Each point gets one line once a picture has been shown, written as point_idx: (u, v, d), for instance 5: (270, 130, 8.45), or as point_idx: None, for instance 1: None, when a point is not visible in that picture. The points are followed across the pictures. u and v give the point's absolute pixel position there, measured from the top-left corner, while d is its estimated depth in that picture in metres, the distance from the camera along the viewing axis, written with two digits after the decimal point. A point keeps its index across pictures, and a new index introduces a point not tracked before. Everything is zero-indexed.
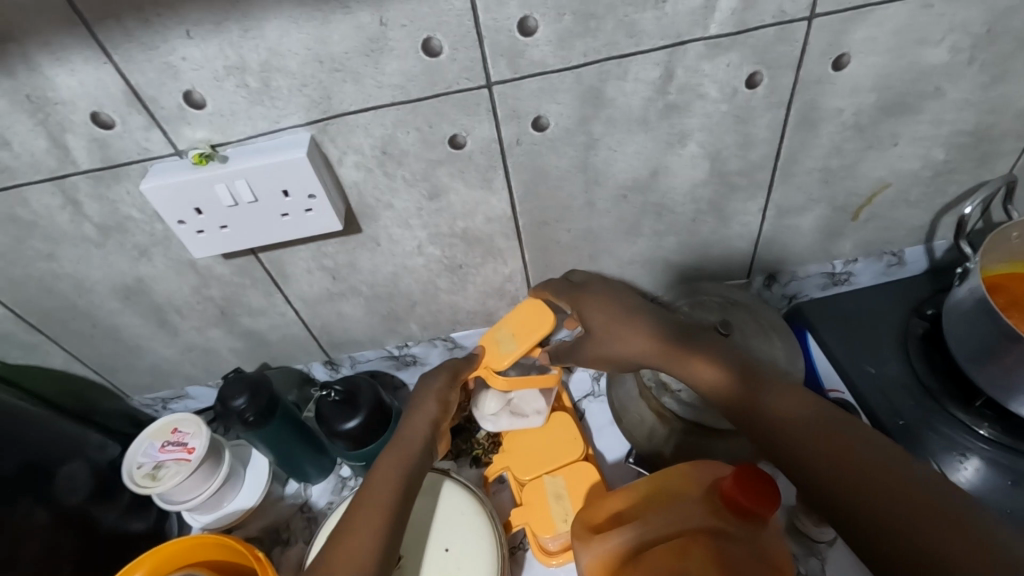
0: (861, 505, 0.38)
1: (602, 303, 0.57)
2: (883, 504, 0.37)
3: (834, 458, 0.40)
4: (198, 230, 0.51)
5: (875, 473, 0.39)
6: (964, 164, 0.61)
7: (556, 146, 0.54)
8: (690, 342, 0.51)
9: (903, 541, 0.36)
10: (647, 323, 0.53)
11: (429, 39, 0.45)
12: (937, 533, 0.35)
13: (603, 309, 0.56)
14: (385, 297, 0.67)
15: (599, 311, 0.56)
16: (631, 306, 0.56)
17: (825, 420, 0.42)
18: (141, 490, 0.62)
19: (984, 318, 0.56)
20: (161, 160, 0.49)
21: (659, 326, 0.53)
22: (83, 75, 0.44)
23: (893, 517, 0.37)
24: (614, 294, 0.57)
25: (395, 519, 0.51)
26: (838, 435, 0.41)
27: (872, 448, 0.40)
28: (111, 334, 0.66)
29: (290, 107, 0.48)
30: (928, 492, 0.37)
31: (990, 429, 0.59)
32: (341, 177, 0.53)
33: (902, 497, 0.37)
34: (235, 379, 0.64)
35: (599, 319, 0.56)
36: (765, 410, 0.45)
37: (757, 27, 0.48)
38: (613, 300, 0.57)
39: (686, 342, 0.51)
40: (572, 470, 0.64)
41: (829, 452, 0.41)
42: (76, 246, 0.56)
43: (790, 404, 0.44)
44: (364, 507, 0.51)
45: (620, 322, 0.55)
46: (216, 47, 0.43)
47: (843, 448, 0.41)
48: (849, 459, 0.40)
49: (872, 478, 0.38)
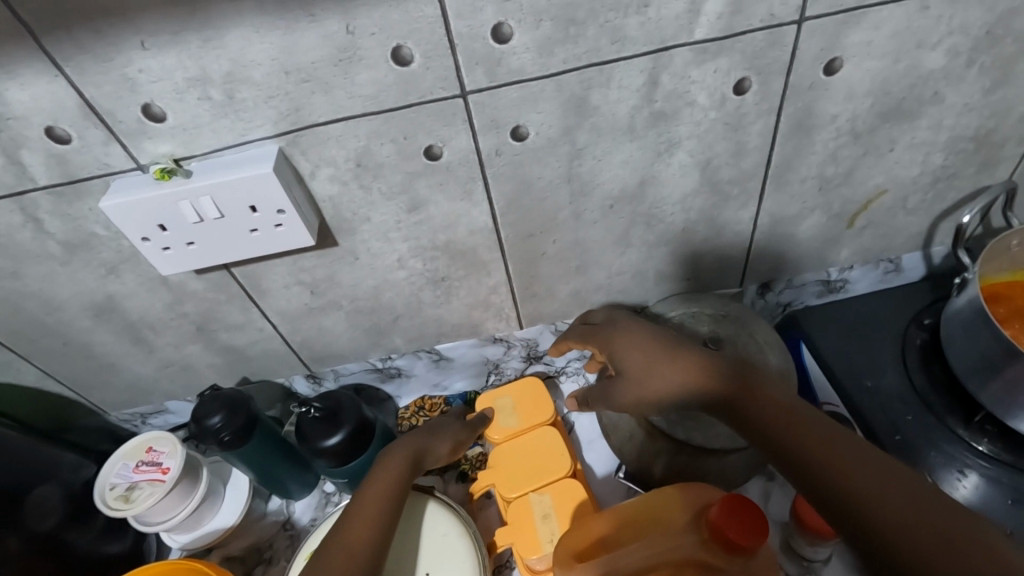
0: (865, 515, 0.38)
1: (624, 331, 0.55)
2: (887, 514, 0.37)
3: (838, 468, 0.40)
4: (164, 247, 0.49)
5: (879, 483, 0.38)
6: (964, 170, 0.59)
7: (539, 156, 0.51)
8: (735, 378, 0.47)
9: (906, 549, 0.36)
10: (683, 354, 0.50)
11: (400, 47, 0.43)
12: (939, 544, 0.35)
13: (629, 343, 0.54)
14: (366, 311, 0.64)
15: (630, 347, 0.53)
16: (660, 336, 0.52)
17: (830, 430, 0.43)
18: (113, 513, 0.60)
19: (984, 331, 0.54)
20: (123, 175, 0.47)
21: (697, 358, 0.49)
22: (34, 88, 0.41)
23: (897, 527, 0.36)
24: (637, 326, 0.55)
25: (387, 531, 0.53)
26: (841, 445, 0.41)
27: (875, 459, 0.40)
28: (84, 352, 0.63)
29: (257, 119, 0.45)
30: (931, 504, 0.37)
31: (989, 446, 0.58)
32: (314, 191, 0.51)
33: (906, 507, 0.37)
34: (212, 397, 0.62)
35: (631, 357, 0.53)
36: (788, 433, 0.43)
37: (746, 31, 0.45)
38: (637, 331, 0.54)
39: (728, 377, 0.47)
40: (560, 487, 0.62)
41: (835, 461, 0.40)
42: (40, 263, 0.53)
43: (799, 419, 0.44)
44: (364, 504, 0.54)
45: (646, 347, 0.52)
46: (174, 59, 0.41)
47: (844, 454, 0.41)
48: (852, 469, 0.40)
49: (876, 487, 0.38)
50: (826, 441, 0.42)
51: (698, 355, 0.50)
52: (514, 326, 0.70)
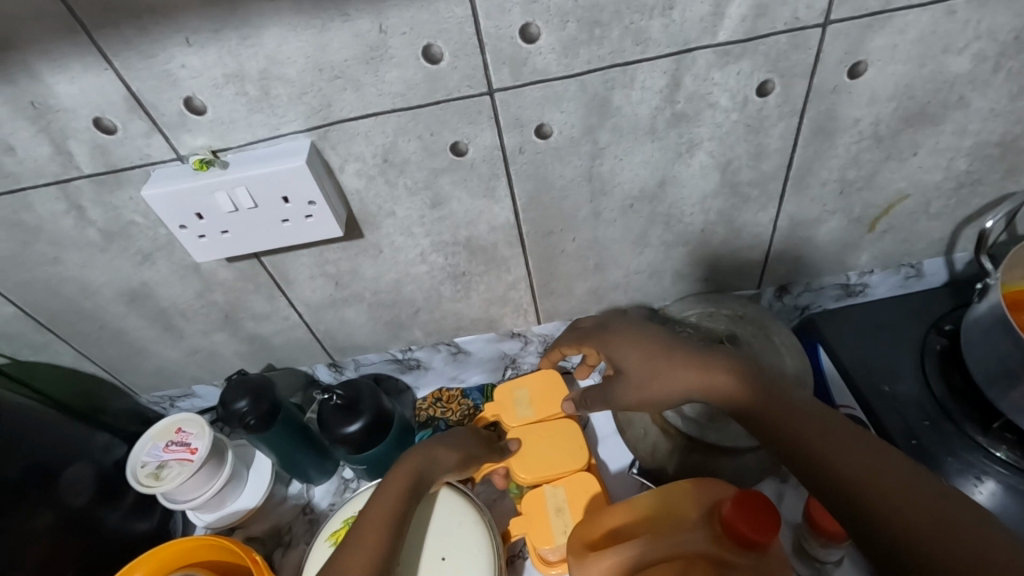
0: (865, 505, 0.39)
1: (621, 334, 0.56)
2: (887, 503, 0.38)
3: (839, 459, 0.41)
4: (199, 236, 0.51)
5: (878, 472, 0.40)
6: (989, 175, 0.59)
7: (560, 155, 0.53)
8: (731, 375, 0.48)
9: (908, 534, 0.37)
10: (679, 355, 0.50)
11: (429, 46, 0.44)
12: (935, 529, 0.36)
13: (627, 345, 0.54)
14: (387, 303, 0.66)
15: (629, 351, 0.54)
16: (656, 338, 0.53)
17: (830, 424, 0.44)
18: (144, 490, 0.62)
19: (1005, 338, 0.54)
20: (163, 165, 0.49)
21: (694, 358, 0.50)
22: (83, 82, 0.44)
23: (895, 515, 0.38)
24: (636, 327, 0.56)
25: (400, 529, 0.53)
26: (843, 437, 0.42)
27: (874, 449, 0.41)
28: (119, 336, 0.66)
29: (290, 115, 0.47)
30: (930, 493, 0.38)
31: (1007, 452, 0.57)
32: (342, 183, 0.53)
33: (904, 494, 0.38)
34: (238, 382, 0.64)
35: (629, 358, 0.54)
36: (790, 428, 0.44)
37: (769, 34, 0.46)
38: (634, 334, 0.55)
39: (723, 376, 0.48)
40: (575, 481, 0.63)
41: (836, 452, 0.42)
42: (80, 250, 0.56)
43: (800, 414, 0.45)
44: (376, 504, 0.54)
45: (645, 347, 0.53)
46: (214, 56, 0.43)
47: (844, 444, 0.42)
48: (853, 461, 0.41)
49: (876, 477, 0.39)
50: (825, 433, 0.43)
51: (695, 353, 0.50)
52: (532, 321, 0.71)
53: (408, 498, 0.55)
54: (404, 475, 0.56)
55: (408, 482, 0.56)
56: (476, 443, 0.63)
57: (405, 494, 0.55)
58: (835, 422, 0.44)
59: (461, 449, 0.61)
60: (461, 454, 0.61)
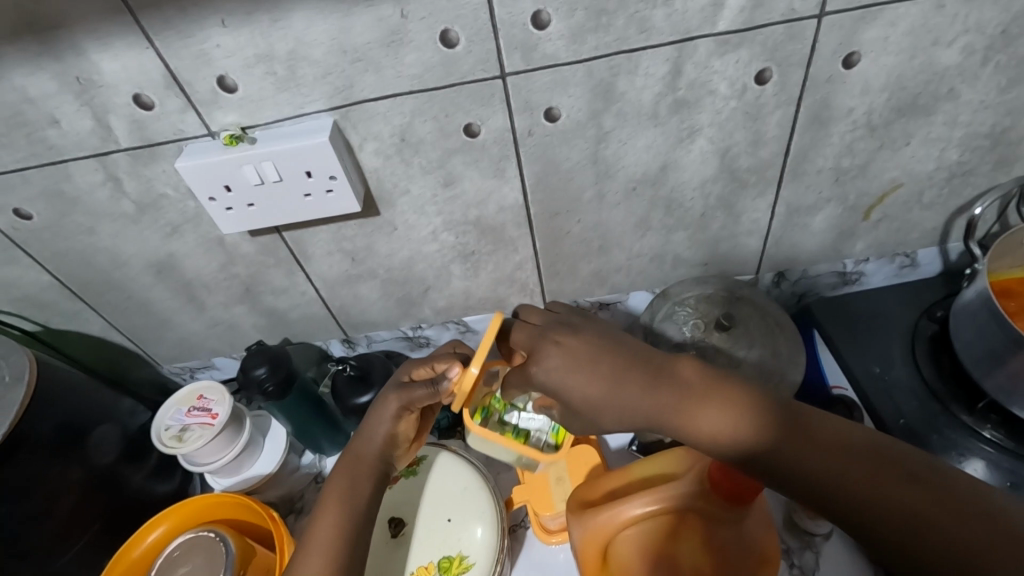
0: (864, 507, 0.39)
1: (551, 355, 0.49)
2: (891, 498, 0.38)
3: (834, 454, 0.40)
4: (226, 207, 0.54)
5: (882, 461, 0.40)
6: (980, 166, 0.61)
7: (568, 138, 0.55)
8: (683, 405, 0.44)
9: (916, 525, 0.37)
10: (629, 380, 0.46)
11: (446, 31, 0.47)
12: (941, 527, 0.37)
13: (569, 368, 0.48)
14: (399, 281, 0.69)
15: (571, 373, 0.48)
16: (595, 356, 0.48)
17: (812, 419, 0.43)
18: (166, 451, 0.65)
19: (992, 321, 0.56)
20: (195, 140, 0.53)
21: (641, 382, 0.46)
22: (125, 59, 0.47)
23: (897, 515, 0.38)
24: (574, 344, 0.49)
25: (355, 517, 0.52)
26: (828, 428, 0.42)
27: (864, 442, 0.41)
28: (145, 306, 0.69)
29: (314, 94, 0.50)
30: (930, 479, 0.39)
31: (993, 432, 0.59)
32: (361, 162, 0.56)
33: (908, 485, 0.38)
34: (258, 351, 0.67)
35: (577, 383, 0.47)
36: (756, 442, 0.42)
37: (766, 24, 0.49)
38: (578, 351, 0.48)
39: (672, 405, 0.44)
40: (577, 453, 0.66)
41: (824, 454, 0.40)
42: (114, 220, 0.59)
43: (774, 425, 0.42)
44: (324, 503, 0.53)
45: (593, 370, 0.47)
46: (247, 37, 0.46)
47: (837, 437, 0.41)
48: (844, 460, 0.40)
49: (880, 468, 0.40)
50: (809, 431, 0.42)
51: (643, 378, 0.46)
52: (537, 302, 0.74)
53: (350, 490, 0.53)
54: (341, 473, 0.54)
55: (347, 477, 0.54)
56: (393, 392, 0.56)
57: (344, 495, 0.53)
58: (814, 416, 0.43)
59: (380, 416, 0.56)
60: (391, 423, 0.56)
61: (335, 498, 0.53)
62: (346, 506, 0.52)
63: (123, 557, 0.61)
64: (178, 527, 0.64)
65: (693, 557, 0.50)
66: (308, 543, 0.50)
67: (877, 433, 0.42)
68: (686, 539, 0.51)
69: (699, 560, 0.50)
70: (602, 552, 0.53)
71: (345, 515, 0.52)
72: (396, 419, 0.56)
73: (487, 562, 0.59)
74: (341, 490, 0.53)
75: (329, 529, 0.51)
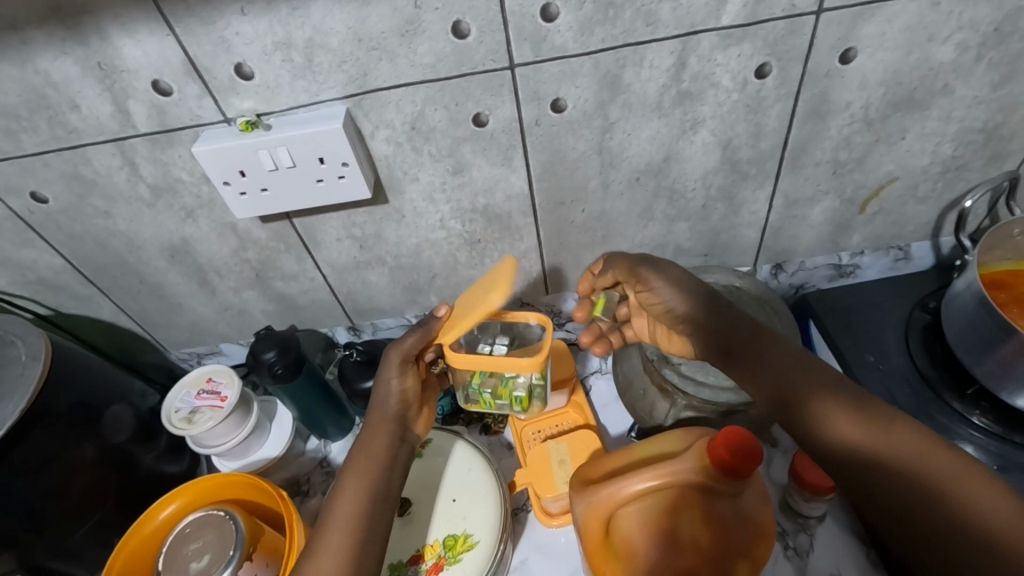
0: (891, 499, 0.45)
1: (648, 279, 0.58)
2: (898, 486, 0.44)
3: (850, 441, 0.47)
4: (240, 192, 0.56)
5: (895, 455, 0.45)
6: (973, 161, 0.63)
7: (574, 128, 0.57)
8: (749, 339, 0.53)
9: (919, 514, 0.43)
10: (727, 312, 0.55)
11: (458, 22, 0.49)
12: (941, 520, 0.42)
13: (680, 284, 0.56)
14: (407, 268, 0.71)
15: (680, 291, 0.56)
16: (699, 288, 0.56)
17: (835, 404, 0.48)
18: (176, 432, 0.66)
19: (983, 310, 0.58)
20: (211, 126, 0.54)
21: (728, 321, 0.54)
22: (147, 45, 0.49)
23: (920, 512, 0.43)
24: (684, 273, 0.58)
25: (374, 491, 0.54)
26: (849, 415, 0.47)
27: (878, 430, 0.46)
28: (157, 290, 0.71)
29: (329, 82, 0.52)
30: (934, 478, 0.43)
31: (983, 418, 0.61)
32: (372, 150, 0.57)
33: (914, 479, 0.44)
34: (267, 335, 0.69)
35: (688, 300, 0.55)
36: (782, 395, 0.50)
37: (768, 19, 0.50)
38: (683, 280, 0.57)
39: (744, 335, 0.54)
40: (577, 438, 0.67)
41: (842, 435, 0.47)
42: (130, 204, 0.61)
43: (801, 394, 0.49)
44: (345, 477, 0.54)
45: (701, 297, 0.55)
46: (266, 25, 0.48)
47: (857, 427, 0.47)
48: (873, 446, 0.46)
49: (892, 461, 0.45)
50: (829, 417, 0.48)
51: (731, 320, 0.54)
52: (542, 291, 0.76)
53: (370, 463, 0.55)
54: (359, 447, 0.56)
55: (363, 450, 0.56)
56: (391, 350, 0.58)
57: (364, 469, 0.54)
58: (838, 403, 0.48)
59: (386, 379, 0.58)
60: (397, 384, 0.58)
61: (355, 470, 0.54)
62: (365, 479, 0.54)
63: (137, 531, 0.63)
64: (191, 504, 0.66)
65: (694, 534, 0.52)
66: (330, 517, 0.52)
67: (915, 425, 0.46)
68: (687, 516, 0.52)
69: (700, 536, 0.52)
70: (603, 530, 0.54)
71: (365, 488, 0.53)
72: (400, 377, 0.58)
73: (491, 539, 0.60)
74: (361, 463, 0.55)
75: (350, 503, 0.52)
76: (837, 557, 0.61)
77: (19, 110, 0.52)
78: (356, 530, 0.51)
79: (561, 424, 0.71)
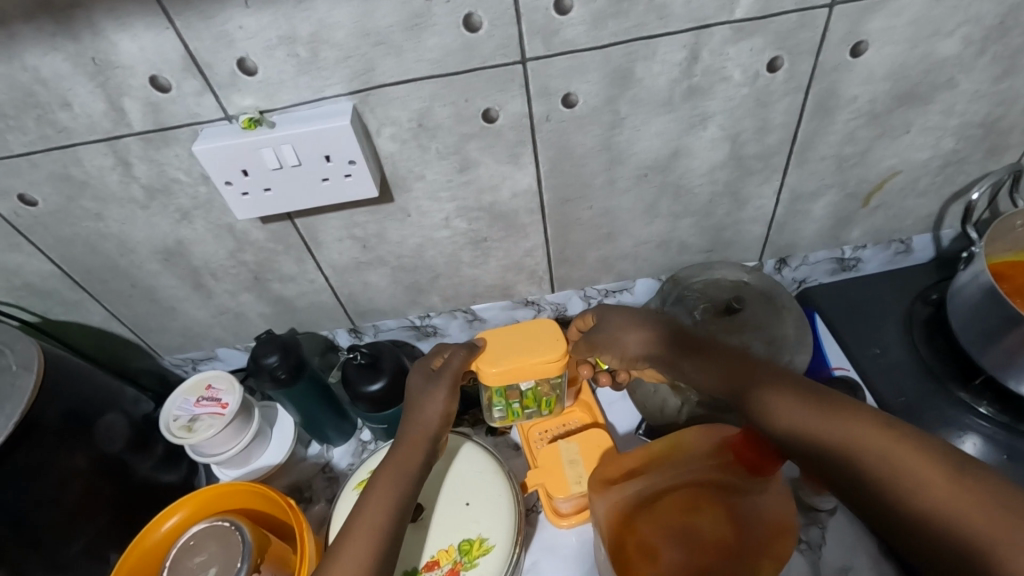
0: (869, 496, 0.40)
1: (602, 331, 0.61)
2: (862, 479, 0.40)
3: (809, 432, 0.44)
4: (242, 192, 0.54)
5: (856, 445, 0.41)
6: (973, 154, 0.64)
7: (583, 123, 0.56)
8: (696, 354, 0.55)
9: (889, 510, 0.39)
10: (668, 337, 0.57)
11: (469, 15, 0.48)
12: (912, 515, 0.38)
13: (628, 327, 0.59)
14: (409, 268, 0.70)
15: (627, 332, 0.59)
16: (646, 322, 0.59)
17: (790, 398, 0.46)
18: (175, 441, 0.64)
19: (989, 301, 0.58)
20: (211, 124, 0.52)
21: (669, 344, 0.57)
22: (144, 39, 0.47)
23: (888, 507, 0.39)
24: (632, 310, 0.60)
25: (401, 498, 0.53)
26: (804, 408, 0.44)
27: (836, 421, 0.43)
28: (149, 295, 0.69)
29: (334, 78, 0.50)
30: (897, 467, 0.39)
31: (989, 407, 0.62)
32: (377, 147, 0.56)
33: (877, 472, 0.40)
34: (268, 338, 0.67)
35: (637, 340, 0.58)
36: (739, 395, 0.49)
37: (780, 13, 0.50)
38: (631, 318, 0.59)
39: (689, 354, 0.55)
40: (587, 436, 0.66)
41: (798, 428, 0.44)
42: (123, 206, 0.58)
43: (784, 393, 0.46)
44: (375, 483, 0.54)
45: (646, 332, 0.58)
46: (270, 18, 0.46)
47: (813, 418, 0.44)
48: (831, 438, 0.42)
49: (854, 451, 0.41)
50: (783, 412, 0.45)
51: (676, 342, 0.56)
52: (546, 290, 0.75)
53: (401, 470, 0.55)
54: (395, 455, 0.55)
55: (399, 458, 0.55)
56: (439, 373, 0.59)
57: (390, 475, 0.54)
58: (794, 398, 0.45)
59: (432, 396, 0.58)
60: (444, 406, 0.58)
61: (384, 476, 0.54)
62: (397, 487, 0.53)
63: (138, 544, 0.61)
64: (195, 515, 0.64)
65: (716, 531, 0.53)
66: (355, 521, 0.51)
67: (904, 423, 0.41)
68: (708, 514, 0.53)
69: (721, 532, 0.52)
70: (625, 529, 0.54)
71: (393, 496, 0.53)
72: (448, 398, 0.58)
73: (506, 543, 0.59)
74: (391, 469, 0.54)
75: (377, 509, 0.52)
76: (849, 549, 0.61)
77: (6, 108, 0.50)
78: (381, 537, 0.50)
79: (568, 424, 0.70)
